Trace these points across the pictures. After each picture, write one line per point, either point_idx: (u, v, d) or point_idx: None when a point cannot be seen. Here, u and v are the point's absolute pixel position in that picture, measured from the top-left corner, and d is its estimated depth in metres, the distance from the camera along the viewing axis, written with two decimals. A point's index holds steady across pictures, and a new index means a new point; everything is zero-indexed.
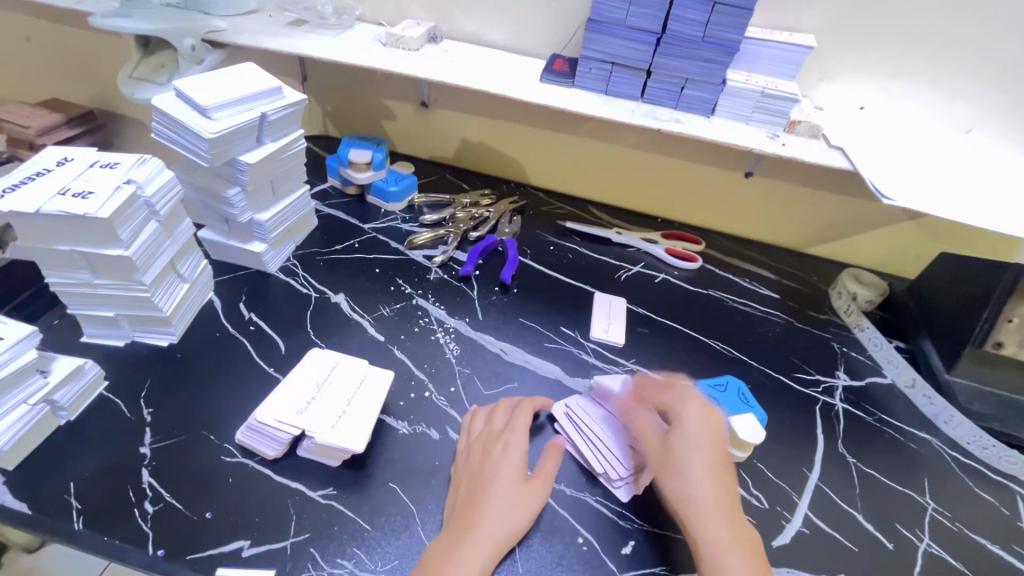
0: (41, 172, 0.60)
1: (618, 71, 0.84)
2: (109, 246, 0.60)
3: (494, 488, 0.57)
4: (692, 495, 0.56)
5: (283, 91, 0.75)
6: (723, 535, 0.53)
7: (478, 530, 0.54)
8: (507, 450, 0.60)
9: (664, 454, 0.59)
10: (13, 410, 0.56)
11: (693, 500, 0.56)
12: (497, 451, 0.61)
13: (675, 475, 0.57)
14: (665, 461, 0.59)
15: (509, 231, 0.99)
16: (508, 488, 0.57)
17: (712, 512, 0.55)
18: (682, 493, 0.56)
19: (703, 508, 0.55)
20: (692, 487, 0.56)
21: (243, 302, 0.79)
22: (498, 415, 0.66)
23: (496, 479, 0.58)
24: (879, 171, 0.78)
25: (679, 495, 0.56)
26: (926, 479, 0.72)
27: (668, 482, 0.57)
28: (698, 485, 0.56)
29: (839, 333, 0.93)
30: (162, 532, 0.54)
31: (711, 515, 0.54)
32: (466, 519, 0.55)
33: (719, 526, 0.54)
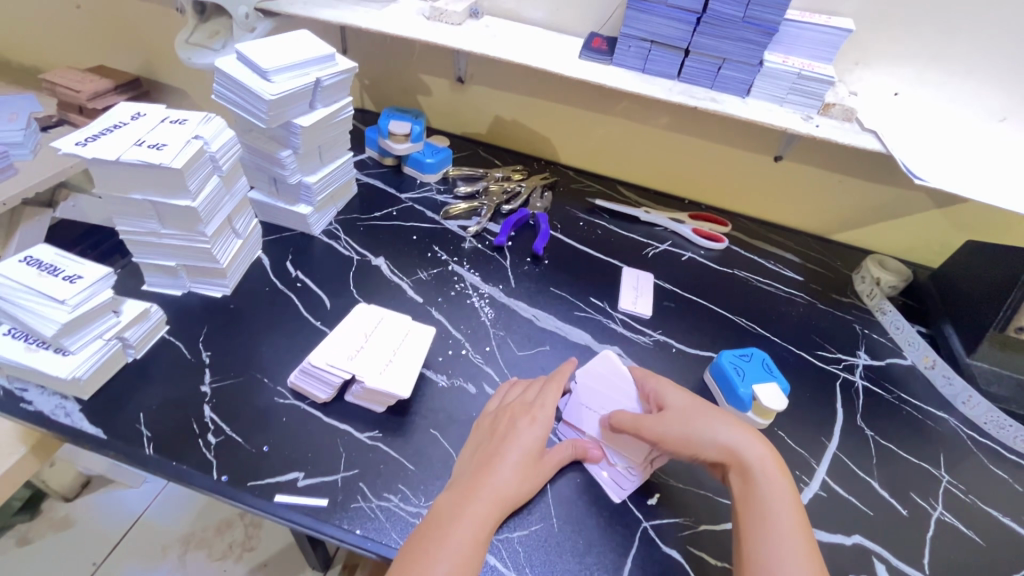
0: (118, 125, 0.64)
1: (657, 49, 0.86)
2: (178, 197, 0.64)
3: (510, 458, 0.58)
4: (730, 431, 0.59)
5: (335, 59, 0.78)
6: (766, 460, 0.57)
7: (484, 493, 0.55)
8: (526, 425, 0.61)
9: (687, 405, 0.62)
10: (89, 343, 0.61)
11: (733, 433, 0.59)
12: (519, 424, 0.61)
13: (707, 416, 0.60)
14: (691, 413, 0.61)
15: (541, 206, 1.02)
16: (520, 458, 0.58)
17: (752, 441, 0.58)
18: (718, 429, 0.59)
19: (743, 439, 0.58)
20: (727, 423, 0.60)
21: (290, 261, 0.83)
22: (526, 388, 0.66)
23: (513, 453, 0.58)
24: (912, 155, 0.79)
25: (717, 432, 0.59)
26: (942, 454, 0.74)
27: (697, 426, 0.59)
28: (731, 422, 0.60)
29: (861, 316, 0.95)
30: (224, 461, 0.59)
31: (751, 446, 0.58)
32: (476, 480, 0.56)
33: (761, 453, 0.57)
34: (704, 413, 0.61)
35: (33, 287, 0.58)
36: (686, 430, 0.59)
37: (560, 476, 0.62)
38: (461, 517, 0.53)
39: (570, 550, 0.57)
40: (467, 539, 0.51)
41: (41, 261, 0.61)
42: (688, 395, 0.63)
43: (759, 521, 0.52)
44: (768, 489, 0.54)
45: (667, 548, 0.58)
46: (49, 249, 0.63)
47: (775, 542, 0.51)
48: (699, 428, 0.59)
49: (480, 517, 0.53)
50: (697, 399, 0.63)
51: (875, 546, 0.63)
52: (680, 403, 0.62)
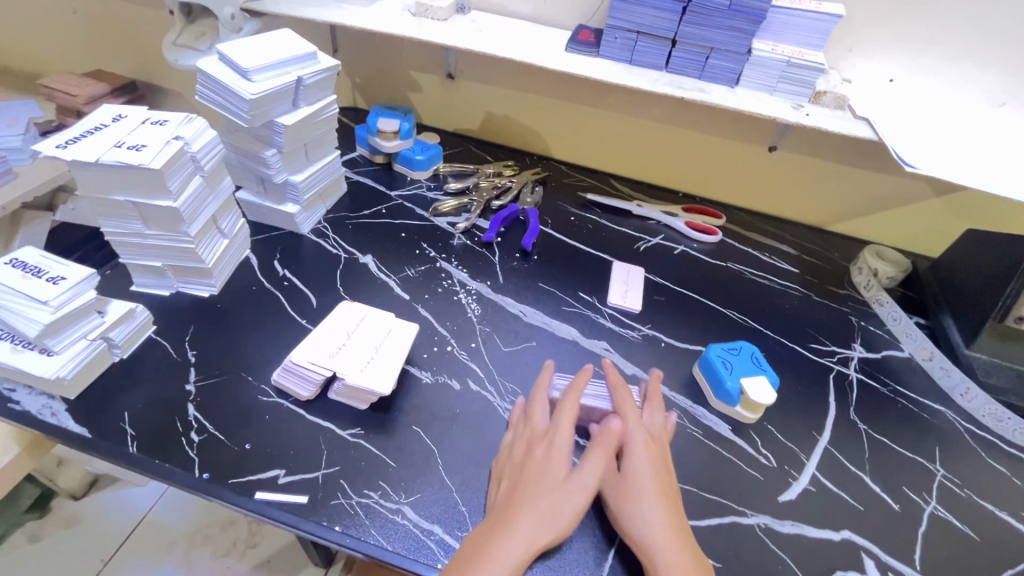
0: (99, 127, 0.64)
1: (643, 40, 0.85)
2: (159, 198, 0.64)
3: (542, 483, 0.55)
4: (647, 520, 0.55)
5: (318, 57, 0.78)
6: (679, 562, 0.52)
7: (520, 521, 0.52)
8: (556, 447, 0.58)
9: (618, 476, 0.58)
10: (74, 344, 0.61)
11: (647, 528, 0.54)
12: (547, 447, 0.58)
13: (635, 499, 0.56)
14: (628, 488, 0.57)
15: (531, 201, 1.02)
16: (553, 480, 0.55)
17: (661, 539, 0.53)
18: (638, 523, 0.54)
19: (662, 535, 0.54)
20: (647, 514, 0.55)
21: (278, 260, 0.83)
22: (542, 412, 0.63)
23: (545, 477, 0.56)
24: (905, 142, 0.77)
25: (634, 524, 0.55)
26: (937, 447, 0.73)
27: (629, 506, 0.56)
28: (650, 510, 0.55)
29: (857, 308, 0.93)
30: (206, 459, 0.59)
31: (672, 546, 0.53)
32: (509, 512, 0.53)
33: (677, 553, 0.53)
34: (640, 476, 0.58)
35: (16, 289, 0.59)
36: (631, 498, 0.56)
37: None
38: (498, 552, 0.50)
39: (551, 546, 0.57)
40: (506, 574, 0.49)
41: (26, 264, 0.62)
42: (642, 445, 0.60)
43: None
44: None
45: None
46: (35, 251, 0.64)
47: None
48: (638, 507, 0.55)
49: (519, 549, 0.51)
50: (623, 473, 0.58)
51: (864, 541, 0.62)
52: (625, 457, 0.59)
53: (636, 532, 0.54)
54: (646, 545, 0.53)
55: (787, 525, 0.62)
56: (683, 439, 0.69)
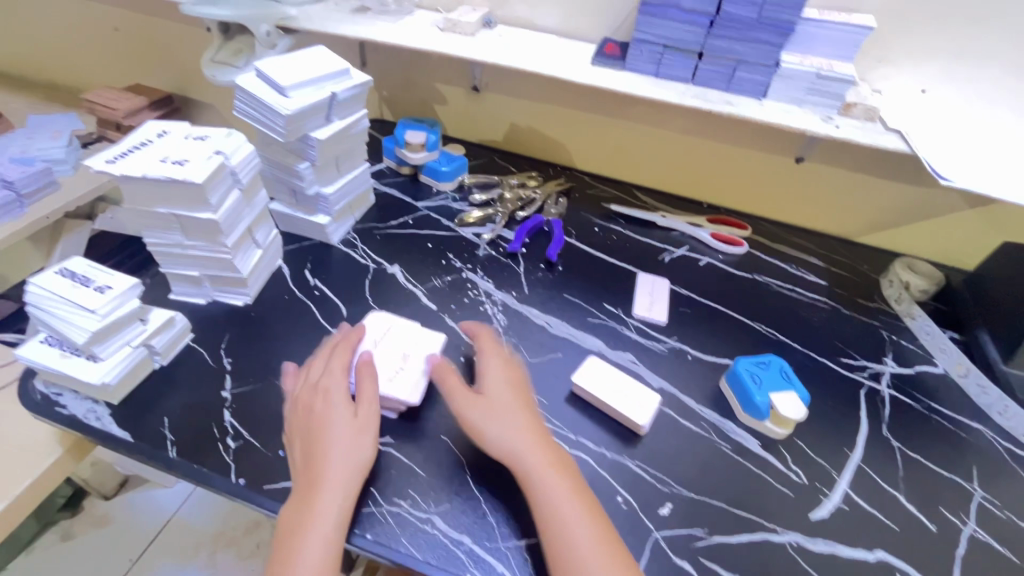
0: (144, 142, 0.67)
1: (670, 53, 0.85)
2: (200, 210, 0.67)
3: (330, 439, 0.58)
4: (519, 446, 0.59)
5: (351, 73, 0.80)
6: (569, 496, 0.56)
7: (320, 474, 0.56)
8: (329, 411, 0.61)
9: (495, 408, 0.62)
10: (118, 351, 0.64)
11: (530, 458, 0.58)
12: (326, 410, 0.61)
13: (496, 424, 0.61)
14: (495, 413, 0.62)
15: (556, 212, 1.02)
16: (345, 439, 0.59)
17: (544, 466, 0.58)
18: (499, 446, 0.59)
19: (551, 465, 0.58)
20: (533, 447, 0.59)
21: (309, 270, 0.85)
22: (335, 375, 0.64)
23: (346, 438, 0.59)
24: (938, 155, 0.76)
25: (500, 450, 0.59)
26: (974, 467, 0.71)
27: (496, 435, 0.60)
28: (514, 436, 0.60)
29: (889, 321, 0.91)
30: (242, 464, 0.61)
31: (559, 477, 0.57)
32: (315, 462, 0.57)
33: (563, 483, 0.57)
34: (516, 410, 0.63)
35: (67, 297, 0.61)
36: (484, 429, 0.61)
37: None
38: (315, 512, 0.54)
39: None
40: (327, 525, 0.54)
41: (75, 273, 0.64)
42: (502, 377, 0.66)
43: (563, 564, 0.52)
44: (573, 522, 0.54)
45: (679, 560, 0.58)
46: (83, 261, 0.66)
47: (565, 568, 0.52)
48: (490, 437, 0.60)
49: (337, 500, 0.55)
50: (509, 407, 0.62)
51: (900, 562, 0.61)
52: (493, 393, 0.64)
53: (513, 460, 0.59)
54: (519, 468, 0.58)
55: (820, 543, 0.61)
56: (712, 454, 0.68)
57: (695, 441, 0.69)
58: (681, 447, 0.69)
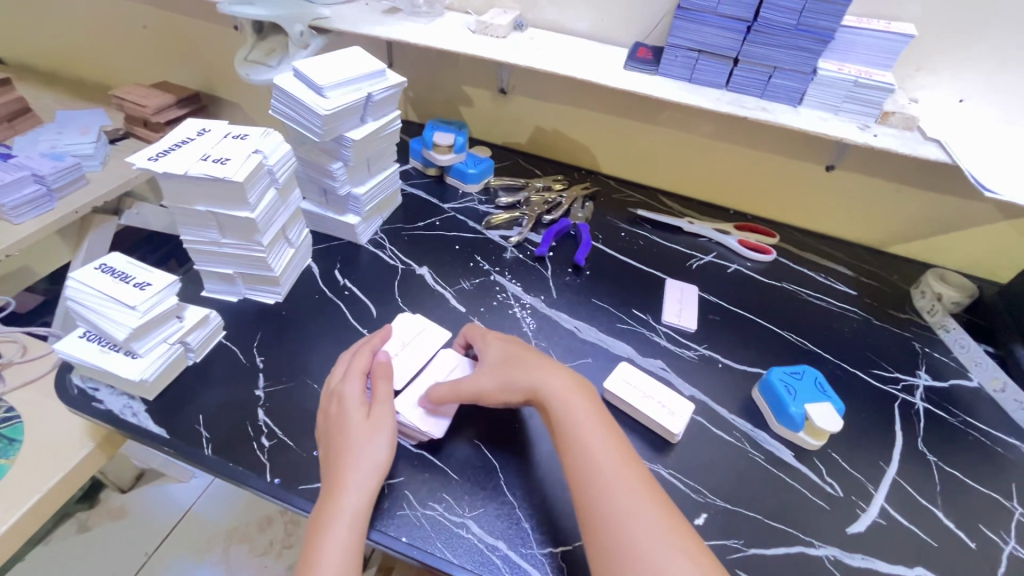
0: (185, 140, 0.67)
1: (705, 59, 0.85)
2: (238, 208, 0.67)
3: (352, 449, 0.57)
4: (541, 378, 0.62)
5: (386, 74, 0.80)
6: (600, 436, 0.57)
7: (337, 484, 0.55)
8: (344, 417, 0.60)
9: (504, 361, 0.66)
10: (155, 347, 0.64)
11: (550, 386, 0.61)
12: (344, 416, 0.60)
13: (510, 372, 0.64)
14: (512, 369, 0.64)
15: (582, 216, 1.02)
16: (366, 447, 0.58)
17: (565, 392, 0.61)
18: (520, 382, 0.62)
19: (575, 397, 0.60)
20: (552, 377, 0.62)
21: (338, 270, 0.86)
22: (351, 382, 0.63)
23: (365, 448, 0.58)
24: (979, 165, 0.75)
25: (519, 385, 0.62)
26: (1013, 484, 0.70)
27: (514, 378, 0.63)
28: (530, 369, 0.63)
29: (921, 333, 0.90)
30: (277, 464, 0.61)
31: (580, 404, 0.60)
32: (338, 468, 0.56)
33: (584, 407, 0.60)
34: (528, 358, 0.66)
35: (108, 293, 0.61)
36: (502, 377, 0.63)
37: None
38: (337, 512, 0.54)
39: None
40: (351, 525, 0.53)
41: (115, 269, 0.65)
42: (502, 341, 0.68)
43: (592, 478, 0.54)
44: (595, 441, 0.57)
45: None
46: (121, 257, 0.67)
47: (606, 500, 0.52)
48: (506, 384, 0.63)
49: (356, 503, 0.54)
50: (517, 357, 0.65)
51: None
52: (498, 352, 0.67)
53: (533, 392, 0.62)
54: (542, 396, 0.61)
55: (857, 558, 0.60)
56: (745, 464, 0.67)
57: (728, 451, 0.69)
58: (714, 457, 0.68)
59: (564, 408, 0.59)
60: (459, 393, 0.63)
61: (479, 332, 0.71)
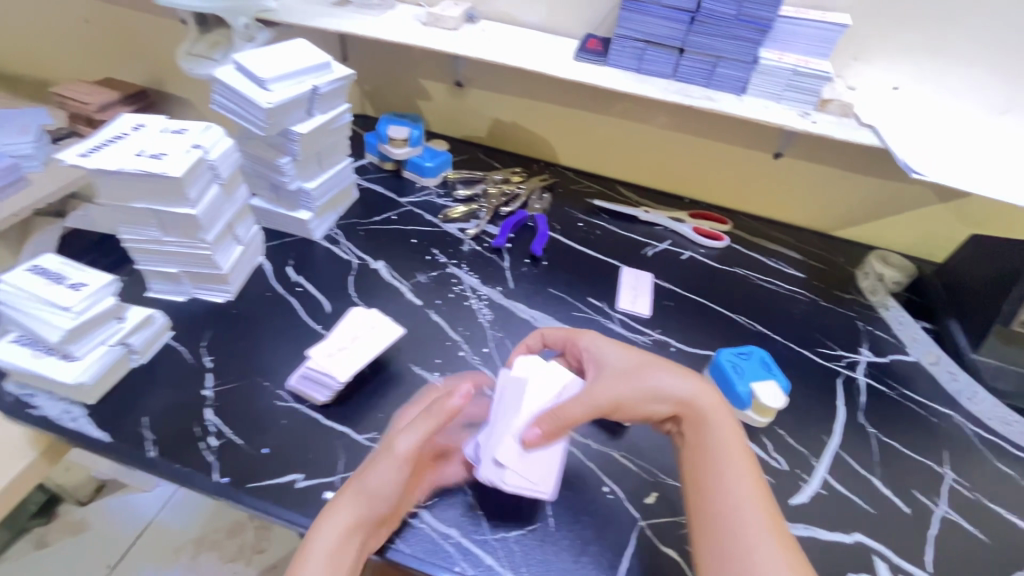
0: (119, 136, 0.65)
1: (653, 49, 0.86)
2: (178, 205, 0.65)
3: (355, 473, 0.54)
4: (676, 390, 0.60)
5: (332, 66, 0.79)
6: (730, 443, 0.56)
7: (332, 542, 0.50)
8: (372, 465, 0.54)
9: (630, 369, 0.63)
10: (94, 349, 0.62)
11: (701, 404, 0.59)
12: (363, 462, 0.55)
13: (641, 383, 0.61)
14: (633, 370, 0.63)
15: (540, 207, 1.03)
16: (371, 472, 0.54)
17: (720, 418, 0.58)
18: (666, 396, 0.60)
19: (720, 418, 0.58)
20: (703, 397, 0.60)
21: (290, 267, 0.84)
22: (410, 433, 0.55)
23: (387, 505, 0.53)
24: (911, 149, 0.79)
25: (663, 401, 0.60)
26: (946, 452, 0.74)
27: (636, 388, 0.61)
28: (659, 378, 0.61)
29: (864, 312, 0.94)
30: (225, 463, 0.60)
31: (726, 430, 0.57)
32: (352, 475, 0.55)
33: (732, 432, 0.57)
34: (647, 363, 0.64)
35: (40, 295, 0.59)
36: (646, 387, 0.61)
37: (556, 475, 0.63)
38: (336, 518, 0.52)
39: (565, 549, 0.57)
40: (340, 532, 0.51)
41: (48, 270, 0.63)
42: (631, 351, 0.66)
43: (713, 513, 0.51)
44: (730, 478, 0.53)
45: (662, 547, 0.59)
46: (56, 259, 0.65)
47: (735, 499, 0.52)
48: (650, 394, 0.60)
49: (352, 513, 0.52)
50: (638, 366, 0.63)
51: (876, 544, 0.63)
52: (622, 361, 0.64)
53: (680, 406, 0.60)
54: (693, 418, 0.59)
55: (800, 528, 0.63)
56: None
57: None
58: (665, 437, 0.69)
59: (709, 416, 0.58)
60: (595, 403, 0.60)
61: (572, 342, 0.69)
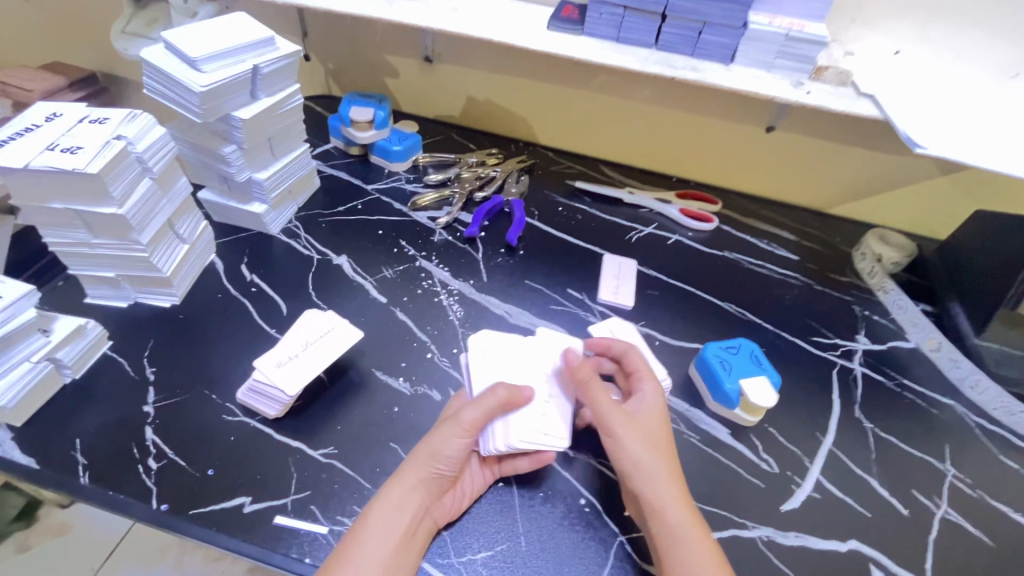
0: (30, 128, 0.59)
1: (631, 15, 0.78)
2: (102, 204, 0.59)
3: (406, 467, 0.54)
4: (657, 489, 0.53)
5: (277, 43, 0.71)
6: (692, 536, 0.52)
7: (386, 513, 0.51)
8: (434, 434, 0.55)
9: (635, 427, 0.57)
10: (16, 367, 0.57)
11: (665, 498, 0.53)
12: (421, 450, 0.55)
13: (636, 466, 0.55)
14: (636, 431, 0.57)
15: (516, 191, 0.96)
16: (420, 464, 0.54)
17: (675, 505, 0.53)
18: (644, 482, 0.54)
19: (678, 533, 0.51)
20: (676, 512, 0.52)
21: (245, 265, 0.78)
22: (477, 404, 0.56)
23: (450, 473, 0.54)
24: (914, 119, 0.72)
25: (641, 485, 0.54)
26: (947, 446, 0.69)
27: (631, 456, 0.55)
28: (655, 465, 0.55)
29: (861, 296, 0.88)
30: (165, 488, 0.55)
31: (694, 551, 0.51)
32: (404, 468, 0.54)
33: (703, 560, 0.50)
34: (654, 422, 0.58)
35: None
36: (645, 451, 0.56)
37: (528, 487, 0.59)
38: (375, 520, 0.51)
39: (538, 570, 0.53)
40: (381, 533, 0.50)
41: None
42: (650, 419, 0.58)
43: None
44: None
45: (643, 563, 0.54)
46: None
47: None
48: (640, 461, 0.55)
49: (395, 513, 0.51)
50: (654, 442, 0.57)
51: (872, 551, 0.59)
52: (651, 426, 0.57)
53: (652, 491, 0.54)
54: (653, 505, 0.53)
55: (791, 537, 0.59)
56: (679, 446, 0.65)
57: None
58: None
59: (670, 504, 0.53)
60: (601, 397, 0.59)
61: (642, 373, 0.62)
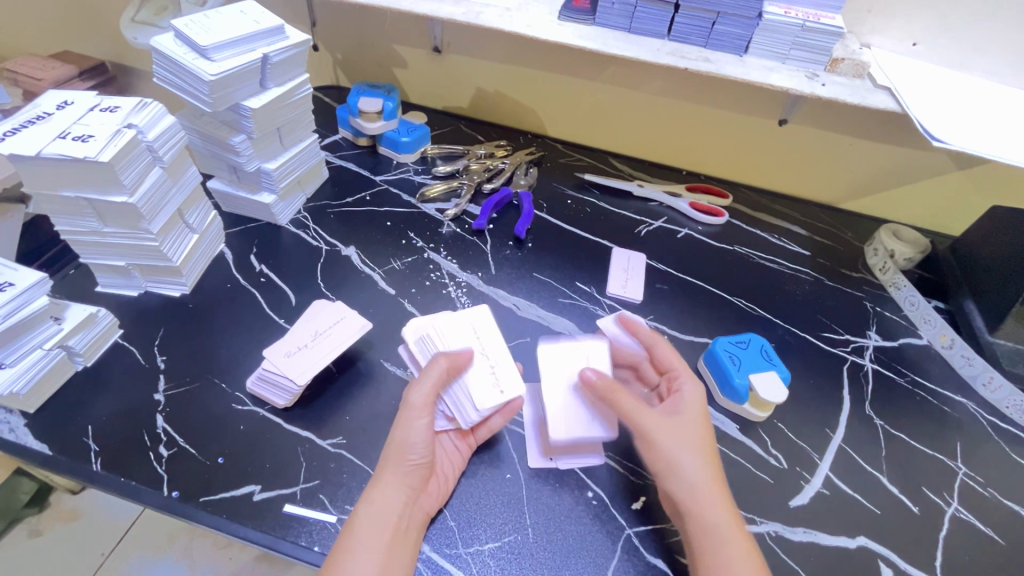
0: (41, 116, 0.59)
1: (643, 5, 0.77)
2: (114, 193, 0.59)
3: (379, 468, 0.54)
4: (694, 489, 0.54)
5: (286, 32, 0.71)
6: (726, 532, 0.52)
7: (371, 512, 0.51)
8: (402, 425, 0.55)
9: (676, 425, 0.57)
10: (28, 354, 0.57)
11: (702, 495, 0.54)
12: (387, 447, 0.55)
13: (672, 466, 0.55)
14: (671, 429, 0.57)
15: (525, 183, 0.95)
16: (391, 461, 0.54)
17: (711, 499, 0.54)
18: (683, 479, 0.54)
19: (711, 530, 0.52)
20: (714, 510, 0.53)
21: (254, 255, 0.78)
22: (423, 385, 0.56)
23: (423, 460, 0.54)
24: (932, 112, 0.70)
25: (676, 484, 0.54)
26: (959, 444, 0.68)
27: (668, 458, 0.55)
28: (693, 465, 0.55)
29: (872, 292, 0.87)
30: (176, 474, 0.55)
31: (728, 554, 0.51)
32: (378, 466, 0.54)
33: (739, 562, 0.50)
34: (689, 420, 0.58)
35: None
36: (681, 449, 0.56)
37: (535, 479, 0.59)
38: (357, 520, 0.51)
39: (545, 560, 0.53)
40: (367, 534, 0.50)
41: None
42: (689, 418, 0.58)
43: None
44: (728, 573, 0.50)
45: (650, 557, 0.54)
46: None
47: None
48: (679, 457, 0.55)
49: (376, 512, 0.51)
50: (697, 443, 0.57)
51: (881, 548, 0.58)
52: (691, 427, 0.58)
53: (689, 489, 0.54)
54: (690, 503, 0.53)
55: (800, 532, 0.58)
56: None
57: None
58: None
59: (705, 501, 0.53)
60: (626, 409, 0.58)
61: (680, 373, 0.63)
